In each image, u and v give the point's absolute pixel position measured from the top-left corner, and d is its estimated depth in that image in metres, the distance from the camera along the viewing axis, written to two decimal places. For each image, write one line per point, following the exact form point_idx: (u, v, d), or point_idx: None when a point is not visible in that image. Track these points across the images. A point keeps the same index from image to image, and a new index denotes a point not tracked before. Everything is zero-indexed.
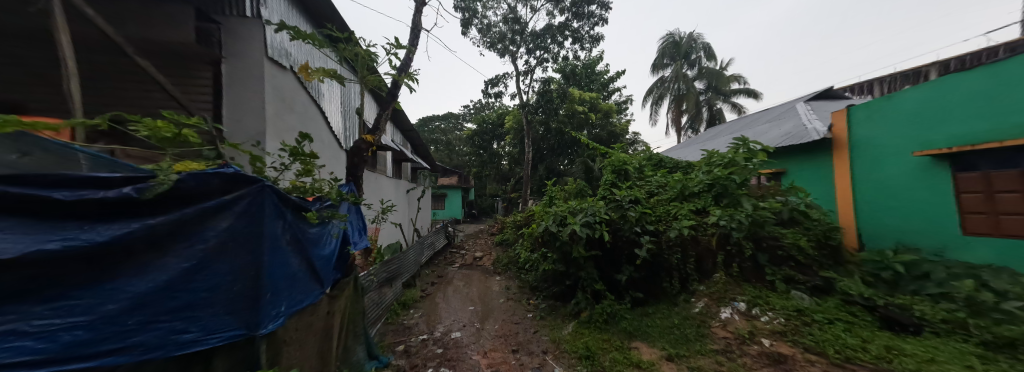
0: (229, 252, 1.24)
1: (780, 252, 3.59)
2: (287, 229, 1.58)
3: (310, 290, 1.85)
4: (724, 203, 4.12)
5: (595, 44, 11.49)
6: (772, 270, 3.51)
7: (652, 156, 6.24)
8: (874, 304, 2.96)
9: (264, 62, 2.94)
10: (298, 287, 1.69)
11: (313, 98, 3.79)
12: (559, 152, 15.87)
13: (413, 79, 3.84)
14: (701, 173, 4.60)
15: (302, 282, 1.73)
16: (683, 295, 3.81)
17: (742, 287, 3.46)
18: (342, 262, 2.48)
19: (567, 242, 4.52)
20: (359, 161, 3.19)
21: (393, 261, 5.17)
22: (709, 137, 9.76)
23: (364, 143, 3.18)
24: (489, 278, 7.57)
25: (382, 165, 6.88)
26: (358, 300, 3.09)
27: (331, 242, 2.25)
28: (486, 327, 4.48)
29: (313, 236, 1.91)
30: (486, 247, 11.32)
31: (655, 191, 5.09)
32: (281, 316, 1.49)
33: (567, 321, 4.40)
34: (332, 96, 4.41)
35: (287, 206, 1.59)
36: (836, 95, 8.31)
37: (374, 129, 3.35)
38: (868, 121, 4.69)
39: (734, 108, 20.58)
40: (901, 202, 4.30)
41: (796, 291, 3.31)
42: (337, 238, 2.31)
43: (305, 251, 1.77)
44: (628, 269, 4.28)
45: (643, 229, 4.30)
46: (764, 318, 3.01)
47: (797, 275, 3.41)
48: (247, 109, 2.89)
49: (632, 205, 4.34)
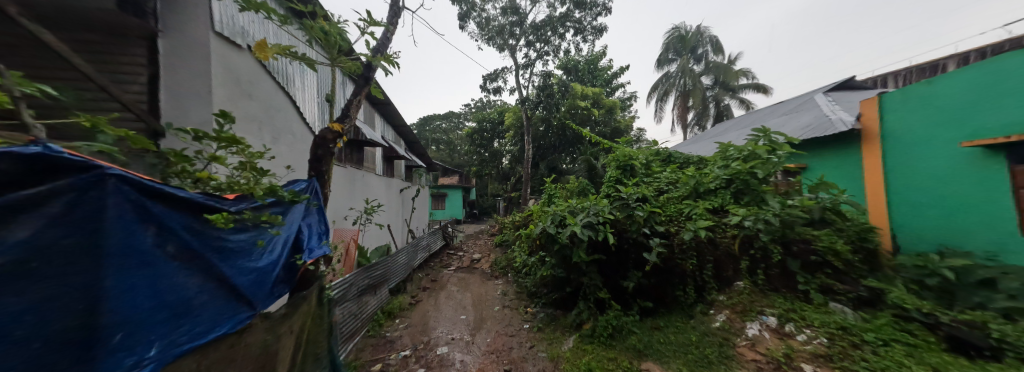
0: (36, 276, 0.78)
1: (813, 258, 3.08)
2: (169, 239, 1.16)
3: (221, 317, 1.42)
4: (745, 201, 3.63)
5: (598, 35, 11.00)
6: (805, 278, 3.00)
7: (660, 151, 5.76)
8: (936, 320, 2.41)
9: (210, 37, 2.53)
10: (190, 315, 1.25)
11: (277, 84, 3.36)
12: (561, 150, 15.42)
13: (392, 62, 3.40)
14: (717, 169, 4.12)
15: (200, 308, 1.30)
16: (699, 307, 3.35)
17: (771, 299, 2.98)
18: (286, 274, 2.05)
19: (567, 245, 4.07)
20: (323, 154, 2.75)
21: (378, 266, 4.79)
22: (718, 132, 9.24)
23: (330, 132, 2.76)
24: (485, 282, 7.16)
25: (370, 163, 6.49)
26: (322, 316, 2.67)
27: (273, 252, 1.83)
28: (476, 341, 4.05)
29: (233, 246, 1.49)
30: (485, 249, 10.91)
31: (664, 189, 4.62)
32: (147, 364, 1.05)
33: (568, 333, 3.94)
34: (304, 85, 3.99)
35: (172, 207, 1.17)
36: (857, 86, 7.74)
37: (342, 117, 2.93)
38: (906, 109, 4.15)
39: (741, 104, 20.01)
40: (943, 200, 3.78)
41: (835, 304, 2.79)
42: (278, 247, 1.88)
43: (209, 267, 1.34)
44: (636, 275, 3.85)
45: (652, 230, 3.84)
46: (801, 337, 2.53)
47: (836, 284, 2.90)
48: (192, 94, 2.48)
49: (640, 203, 3.88)
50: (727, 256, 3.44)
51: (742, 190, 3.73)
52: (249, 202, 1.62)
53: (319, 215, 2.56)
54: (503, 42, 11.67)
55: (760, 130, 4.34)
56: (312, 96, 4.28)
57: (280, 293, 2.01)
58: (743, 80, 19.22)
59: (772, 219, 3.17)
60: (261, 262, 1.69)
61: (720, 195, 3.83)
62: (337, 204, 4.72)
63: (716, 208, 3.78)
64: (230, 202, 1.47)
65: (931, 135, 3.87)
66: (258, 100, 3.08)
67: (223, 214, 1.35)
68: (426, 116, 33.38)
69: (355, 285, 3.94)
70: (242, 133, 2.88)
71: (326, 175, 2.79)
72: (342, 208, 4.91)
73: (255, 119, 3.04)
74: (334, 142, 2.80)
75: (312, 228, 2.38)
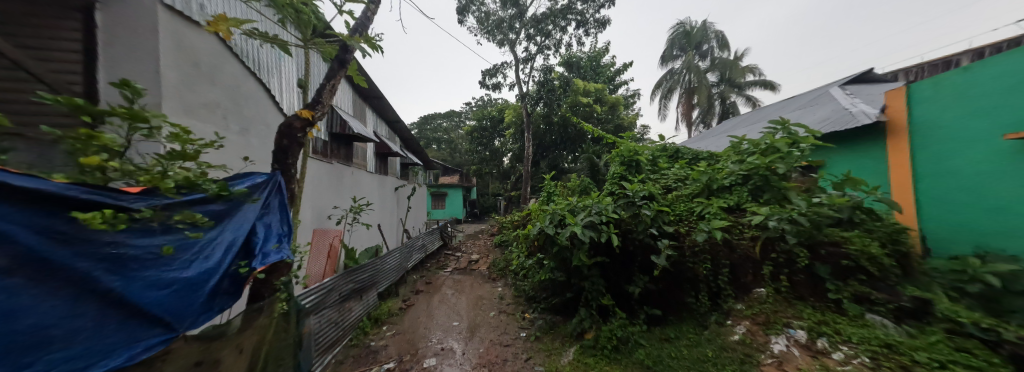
0: None
1: (845, 263, 2.70)
2: (4, 248, 0.78)
3: (100, 349, 1.05)
4: (765, 199, 3.25)
5: (601, 28, 10.65)
6: (836, 285, 2.63)
7: (667, 146, 5.42)
8: (998, 337, 1.97)
9: (159, 11, 2.23)
10: (45, 353, 0.88)
11: (243, 69, 3.05)
12: (562, 148, 15.06)
13: (373, 45, 3.09)
14: (731, 163, 3.77)
15: (62, 341, 0.93)
16: (713, 316, 3.02)
17: (796, 309, 2.62)
18: (229, 283, 1.72)
19: (567, 248, 3.73)
20: (289, 145, 2.44)
21: (365, 268, 4.52)
22: (725, 129, 8.85)
23: (297, 119, 2.45)
24: (482, 284, 6.85)
25: (361, 160, 6.19)
26: (286, 329, 2.37)
27: (195, 260, 1.47)
28: (467, 351, 3.74)
29: (136, 254, 1.17)
30: (484, 249, 10.59)
31: (672, 186, 4.29)
32: None
33: (568, 344, 3.61)
34: (277, 71, 3.67)
35: (16, 202, 0.81)
36: (875, 79, 7.32)
37: (313, 104, 2.61)
38: (934, 98, 3.73)
39: (747, 101, 19.61)
40: (976, 200, 3.32)
41: (872, 315, 2.42)
42: (204, 254, 1.53)
43: (82, 283, 0.97)
44: (642, 280, 3.57)
45: (660, 231, 3.54)
46: (837, 355, 2.16)
47: (874, 293, 2.52)
48: (138, 75, 2.20)
49: (646, 201, 3.55)
50: (743, 261, 3.08)
51: (760, 186, 3.37)
52: (162, 197, 1.29)
53: (277, 214, 2.24)
54: (503, 37, 11.35)
55: (778, 122, 3.99)
56: (289, 85, 3.99)
57: (214, 308, 1.66)
58: (750, 76, 18.81)
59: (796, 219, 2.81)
60: (174, 273, 1.34)
61: (735, 191, 3.47)
62: (320, 202, 4.43)
63: (731, 207, 3.42)
64: (125, 198, 1.14)
65: (959, 128, 3.45)
66: (220, 86, 2.79)
67: (98, 213, 0.98)
68: (427, 115, 33.19)
69: (337, 290, 3.67)
70: (199, 121, 2.59)
71: (292, 169, 2.46)
72: (326, 207, 4.62)
73: (214, 105, 2.74)
74: (303, 131, 2.49)
75: (267, 230, 2.07)
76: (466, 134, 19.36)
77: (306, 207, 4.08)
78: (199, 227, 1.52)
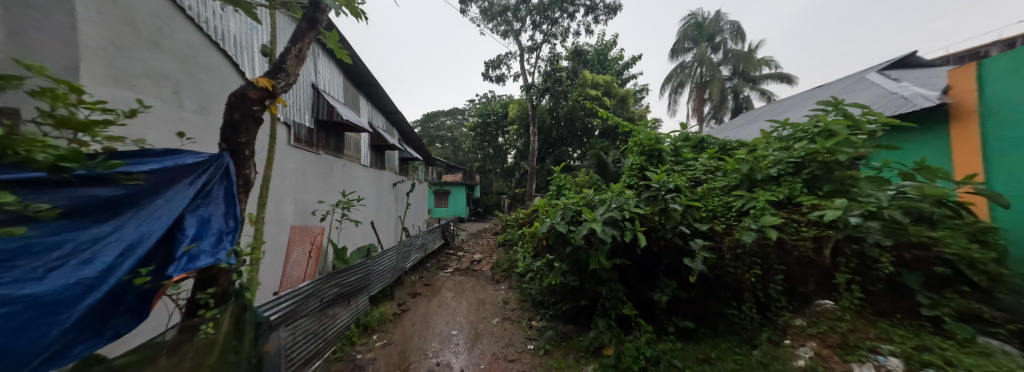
0: None
1: (941, 270, 2.12)
2: None
3: None
4: (824, 191, 2.65)
5: (611, 14, 10.08)
6: (930, 300, 2.05)
7: (691, 136, 4.86)
8: None
9: None
10: None
11: (194, 32, 2.57)
12: (568, 143, 14.50)
13: (353, 5, 2.59)
14: (776, 150, 3.20)
15: None
16: (765, 334, 2.49)
17: (881, 328, 2.04)
18: (122, 299, 1.22)
19: (582, 248, 3.21)
20: (241, 119, 1.93)
21: (353, 270, 4.12)
22: (745, 121, 8.20)
23: (252, 88, 1.97)
24: (484, 286, 6.39)
25: (353, 152, 5.75)
26: (237, 350, 1.89)
27: (43, 272, 0.96)
28: (467, 367, 3.28)
29: None
30: (487, 249, 10.12)
31: (701, 178, 3.76)
32: None
33: (584, 361, 3.10)
34: (242, 40, 3.16)
35: None
36: (917, 64, 6.62)
37: (274, 71, 2.13)
38: (1004, 78, 2.94)
39: (762, 95, 18.93)
40: None
41: (989, 340, 1.82)
42: (63, 264, 1.01)
43: None
44: (670, 286, 3.08)
45: (692, 230, 3.05)
46: None
47: (988, 310, 1.93)
48: (48, 29, 1.74)
49: (676, 194, 3.02)
50: (800, 266, 2.50)
51: (816, 176, 2.79)
52: None
53: (220, 202, 1.76)
54: (507, 27, 10.88)
55: (829, 102, 3.43)
56: (257, 59, 3.46)
57: (91, 337, 1.14)
58: (765, 69, 18.07)
59: (873, 214, 2.26)
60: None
61: (784, 182, 2.88)
62: (301, 195, 3.98)
63: (780, 202, 2.85)
64: None
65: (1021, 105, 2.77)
66: (168, 54, 2.34)
67: None
68: (431, 113, 32.90)
69: (317, 296, 3.22)
70: (138, 91, 2.12)
71: (246, 151, 1.97)
72: (310, 202, 4.17)
73: (157, 73, 2.26)
74: (261, 104, 2.00)
75: (201, 224, 1.59)
76: (470, 130, 18.93)
77: (283, 199, 3.64)
78: (52, 221, 1.00)
